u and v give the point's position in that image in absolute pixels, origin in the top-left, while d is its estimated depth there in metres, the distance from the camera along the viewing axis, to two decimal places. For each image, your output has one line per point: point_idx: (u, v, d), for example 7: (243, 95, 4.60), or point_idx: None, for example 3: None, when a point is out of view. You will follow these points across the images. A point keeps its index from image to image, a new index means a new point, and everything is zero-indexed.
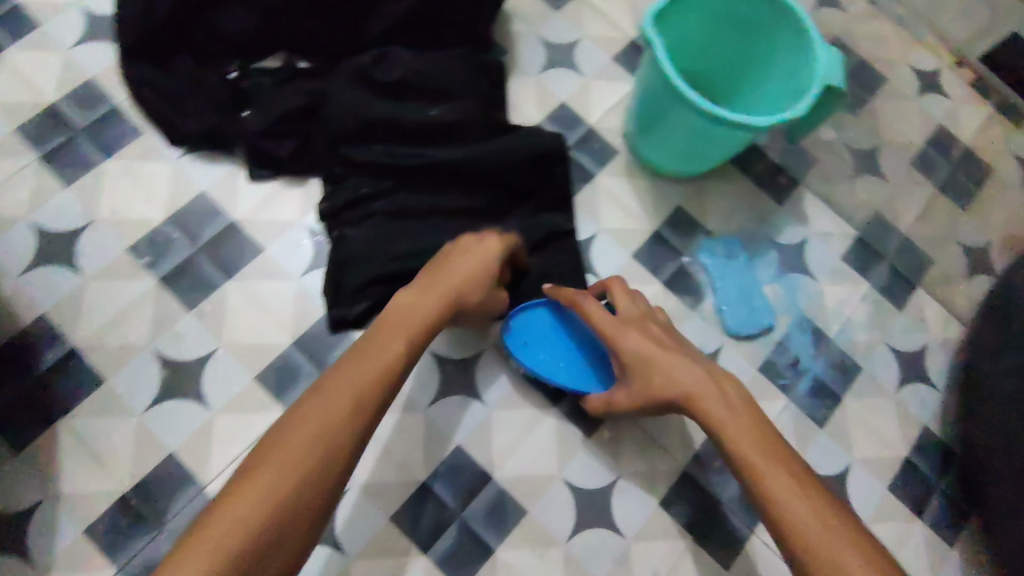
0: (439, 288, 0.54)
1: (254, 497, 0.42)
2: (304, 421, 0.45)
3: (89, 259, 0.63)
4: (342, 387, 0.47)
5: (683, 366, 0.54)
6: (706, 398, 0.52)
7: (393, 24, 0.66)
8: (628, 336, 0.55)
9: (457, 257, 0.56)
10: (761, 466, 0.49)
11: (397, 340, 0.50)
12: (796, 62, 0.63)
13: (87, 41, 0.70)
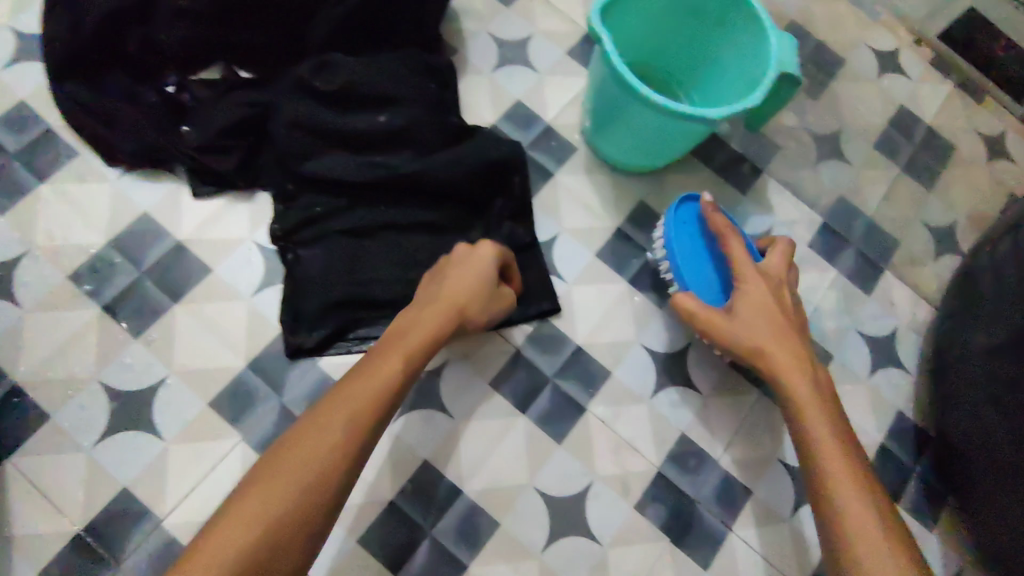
0: (440, 304, 0.53)
1: (244, 514, 0.40)
2: (298, 445, 0.44)
3: (29, 289, 0.60)
4: (343, 408, 0.46)
5: (783, 335, 0.57)
6: (792, 370, 0.55)
7: (332, 30, 0.64)
8: (752, 290, 0.58)
9: (454, 268, 0.56)
10: (820, 435, 0.52)
11: (396, 358, 0.49)
12: (748, 50, 0.62)
13: (15, 60, 0.67)
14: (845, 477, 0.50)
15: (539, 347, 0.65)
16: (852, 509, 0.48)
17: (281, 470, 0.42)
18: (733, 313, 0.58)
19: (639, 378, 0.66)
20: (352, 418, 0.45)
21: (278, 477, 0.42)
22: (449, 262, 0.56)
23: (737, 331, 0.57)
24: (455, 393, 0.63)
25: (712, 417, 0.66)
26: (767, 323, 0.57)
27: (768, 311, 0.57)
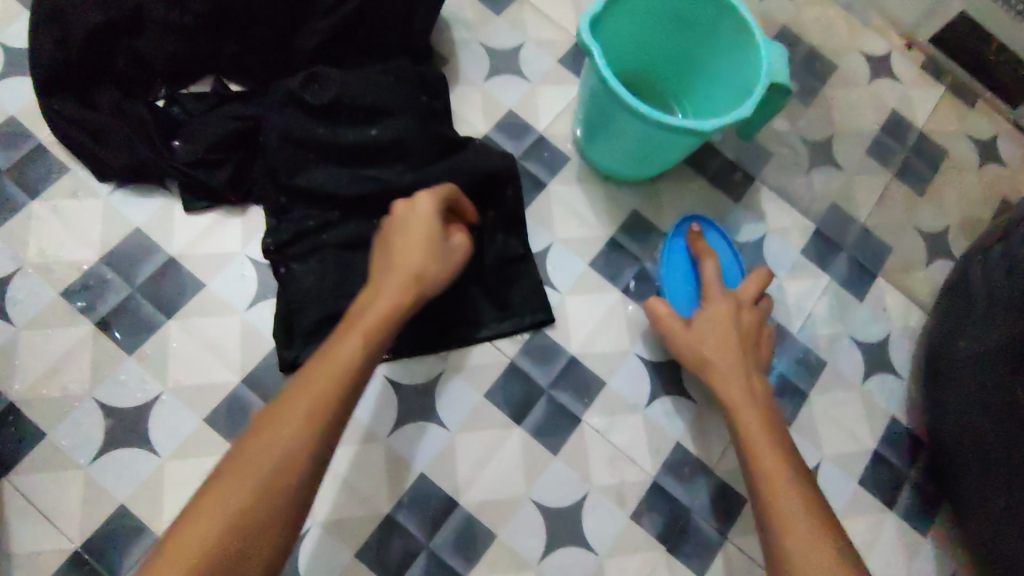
0: (396, 269, 0.52)
1: (216, 508, 0.39)
2: (268, 431, 0.42)
3: (22, 307, 0.60)
4: (310, 387, 0.44)
5: (733, 351, 0.58)
6: (730, 382, 0.57)
7: (321, 43, 0.63)
8: (711, 308, 0.61)
9: (400, 232, 0.54)
10: (756, 442, 0.53)
11: (356, 334, 0.48)
12: (738, 60, 0.62)
13: (4, 76, 0.66)
14: (785, 484, 0.50)
15: (533, 358, 0.66)
16: (784, 505, 0.48)
17: (253, 456, 0.41)
18: (691, 325, 0.60)
19: (634, 388, 0.66)
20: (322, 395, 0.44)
21: (251, 460, 0.41)
22: (399, 224, 0.54)
23: (687, 340, 0.60)
24: (450, 405, 0.63)
25: (706, 426, 0.66)
26: (722, 338, 0.59)
27: (723, 326, 0.59)
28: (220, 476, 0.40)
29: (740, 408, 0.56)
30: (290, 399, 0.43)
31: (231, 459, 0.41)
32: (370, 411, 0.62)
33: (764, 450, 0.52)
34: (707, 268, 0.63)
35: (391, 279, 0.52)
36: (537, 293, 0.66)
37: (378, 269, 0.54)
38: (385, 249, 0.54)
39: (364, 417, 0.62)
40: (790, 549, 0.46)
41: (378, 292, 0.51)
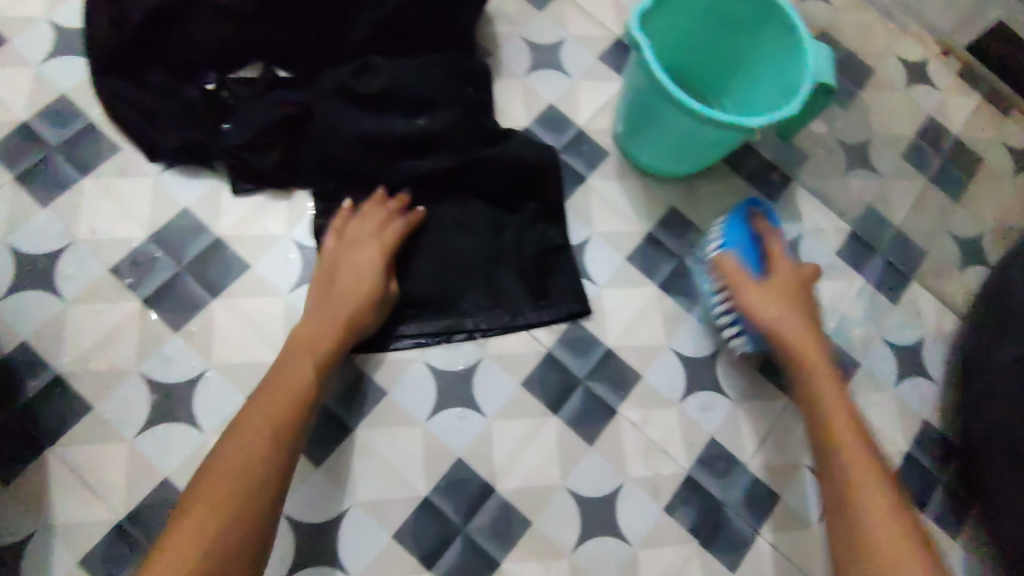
0: (335, 302, 0.58)
1: (193, 529, 0.44)
2: (231, 452, 0.49)
3: (72, 281, 0.61)
4: (259, 413, 0.51)
5: (795, 321, 0.61)
6: (818, 371, 0.59)
7: (373, 33, 0.64)
8: (782, 281, 0.63)
9: (345, 268, 0.59)
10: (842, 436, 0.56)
11: (308, 360, 0.54)
12: (785, 60, 0.63)
13: (58, 55, 0.68)
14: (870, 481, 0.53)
15: (570, 348, 0.66)
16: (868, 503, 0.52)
17: (219, 476, 0.47)
18: (761, 285, 0.62)
19: (669, 382, 0.67)
20: (269, 419, 0.50)
21: (219, 480, 0.47)
22: (345, 262, 0.60)
23: (757, 297, 0.62)
24: (488, 392, 0.64)
25: (741, 422, 0.66)
26: (788, 305, 0.62)
27: (792, 299, 0.62)
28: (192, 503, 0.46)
29: (823, 389, 0.59)
30: (237, 430, 0.50)
31: (195, 482, 0.48)
32: (409, 395, 0.63)
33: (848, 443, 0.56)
34: (776, 240, 0.65)
35: (327, 311, 0.57)
36: (575, 285, 0.67)
37: (315, 297, 0.59)
38: (329, 281, 0.59)
39: (404, 401, 0.63)
40: (877, 544, 0.50)
41: (318, 322, 0.57)
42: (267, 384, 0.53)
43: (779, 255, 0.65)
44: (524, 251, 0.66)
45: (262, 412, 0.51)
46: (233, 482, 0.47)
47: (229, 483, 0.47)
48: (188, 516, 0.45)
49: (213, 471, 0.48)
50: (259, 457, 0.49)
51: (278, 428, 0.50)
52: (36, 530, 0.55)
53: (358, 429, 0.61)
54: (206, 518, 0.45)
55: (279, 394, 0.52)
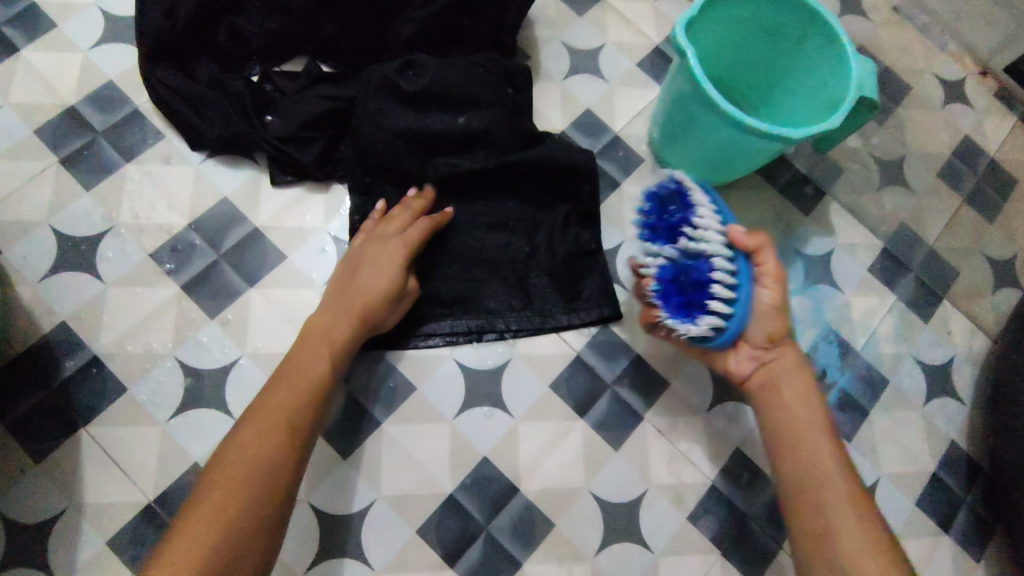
0: (352, 300, 0.57)
1: (206, 523, 0.43)
2: (241, 448, 0.47)
3: (111, 264, 0.62)
4: (270, 407, 0.50)
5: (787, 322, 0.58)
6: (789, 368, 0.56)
7: (418, 30, 0.64)
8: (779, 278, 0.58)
9: (366, 266, 0.59)
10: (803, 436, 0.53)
11: (324, 356, 0.54)
12: (828, 72, 0.63)
13: (106, 42, 0.69)
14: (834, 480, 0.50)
15: (599, 353, 0.66)
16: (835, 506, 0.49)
17: (227, 477, 0.46)
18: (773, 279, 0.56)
19: (697, 391, 0.66)
20: (285, 413, 0.50)
21: (229, 475, 0.46)
22: (366, 259, 0.59)
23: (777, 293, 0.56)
24: (516, 393, 0.64)
25: None
26: None
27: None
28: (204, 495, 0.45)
29: (787, 384, 0.56)
30: (248, 420, 0.49)
31: (204, 474, 0.47)
32: (437, 392, 0.63)
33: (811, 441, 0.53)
34: None
35: (343, 309, 0.57)
36: (606, 290, 0.67)
37: (334, 293, 0.59)
38: (349, 277, 0.59)
39: (432, 398, 0.63)
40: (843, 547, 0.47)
41: (335, 318, 0.56)
42: (281, 377, 0.52)
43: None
44: (557, 254, 0.66)
45: (275, 408, 0.50)
46: (243, 479, 0.46)
47: (237, 479, 0.46)
48: (193, 509, 0.44)
49: (222, 464, 0.46)
50: (273, 453, 0.48)
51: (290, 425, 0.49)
52: (66, 508, 0.56)
53: (386, 423, 0.62)
54: (213, 515, 0.43)
55: (293, 389, 0.51)
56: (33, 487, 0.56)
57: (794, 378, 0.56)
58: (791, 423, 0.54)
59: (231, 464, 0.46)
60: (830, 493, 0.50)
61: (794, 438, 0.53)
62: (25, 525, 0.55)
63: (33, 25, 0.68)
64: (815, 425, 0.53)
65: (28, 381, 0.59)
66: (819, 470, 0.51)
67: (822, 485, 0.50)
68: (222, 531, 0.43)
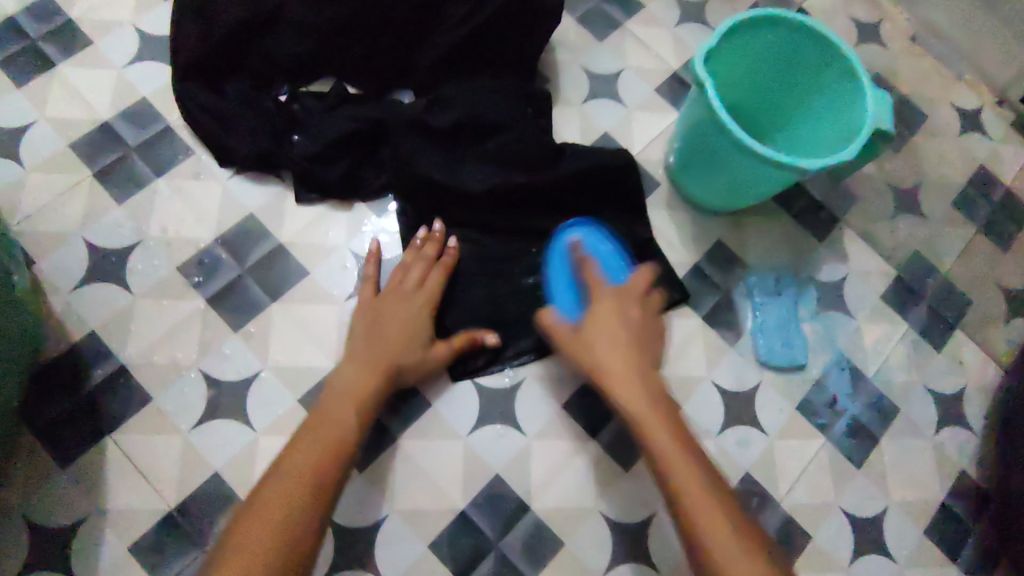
0: (376, 352, 0.58)
1: None
2: (267, 502, 0.47)
3: (140, 276, 0.64)
4: (296, 462, 0.50)
5: (627, 357, 0.54)
6: (622, 385, 0.53)
7: (445, 56, 0.67)
8: (600, 303, 0.57)
9: (390, 316, 0.60)
10: (663, 446, 0.50)
11: (351, 404, 0.54)
12: (845, 104, 0.64)
13: (142, 60, 0.71)
14: (690, 486, 0.48)
15: None
16: (702, 514, 0.46)
17: (256, 532, 0.45)
18: (579, 333, 0.56)
19: (707, 413, 0.67)
20: (314, 462, 0.50)
21: (261, 528, 0.46)
22: (387, 311, 0.60)
23: (588, 348, 0.55)
24: (530, 412, 0.65)
25: (777, 458, 0.67)
26: (613, 338, 0.55)
27: (628, 316, 0.56)
28: (231, 552, 0.45)
29: (623, 393, 0.53)
30: (274, 478, 0.49)
31: (229, 532, 0.47)
32: (452, 410, 0.64)
33: (673, 450, 0.49)
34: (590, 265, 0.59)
35: (368, 358, 0.57)
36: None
37: (356, 341, 0.59)
38: (370, 326, 0.59)
39: (447, 416, 0.64)
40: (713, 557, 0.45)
41: (354, 366, 0.57)
42: (309, 428, 0.53)
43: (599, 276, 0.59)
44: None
45: (303, 459, 0.50)
46: (265, 544, 0.45)
47: (267, 534, 0.45)
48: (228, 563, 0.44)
49: (253, 515, 0.47)
50: (302, 504, 0.48)
51: (318, 475, 0.49)
52: (90, 514, 0.58)
53: (402, 438, 0.63)
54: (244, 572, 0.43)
55: (320, 445, 0.51)
56: (59, 492, 0.58)
57: (629, 393, 0.53)
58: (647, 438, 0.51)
59: (256, 522, 0.46)
60: (692, 505, 0.47)
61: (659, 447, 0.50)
62: (51, 529, 0.57)
63: (71, 42, 0.71)
64: (664, 428, 0.51)
65: (57, 388, 0.60)
66: (671, 464, 0.49)
67: (680, 496, 0.48)
68: None
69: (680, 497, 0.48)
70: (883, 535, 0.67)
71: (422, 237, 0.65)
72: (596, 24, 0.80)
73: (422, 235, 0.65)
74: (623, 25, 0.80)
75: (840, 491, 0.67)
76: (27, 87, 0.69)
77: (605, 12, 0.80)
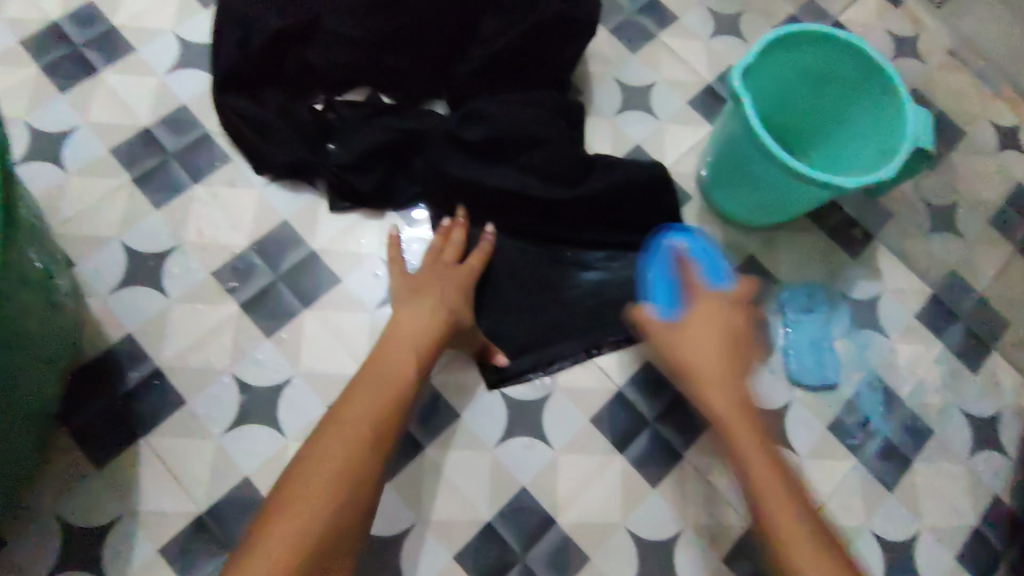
0: (432, 299, 0.59)
1: (301, 504, 0.47)
2: (332, 434, 0.51)
3: (176, 281, 0.65)
4: (359, 402, 0.52)
5: (725, 368, 0.53)
6: (719, 401, 0.52)
7: (479, 68, 0.67)
8: (699, 311, 0.55)
9: (439, 279, 0.61)
10: (757, 471, 0.50)
11: (409, 350, 0.56)
12: (884, 120, 0.63)
13: (182, 67, 0.72)
14: (789, 521, 0.48)
15: (640, 390, 0.67)
16: (796, 545, 0.47)
17: (320, 462, 0.49)
18: (676, 333, 0.55)
19: None
20: (374, 402, 0.52)
21: (326, 460, 0.49)
22: (435, 275, 0.61)
23: (687, 353, 0.54)
24: (557, 425, 0.65)
25: (807, 478, 0.66)
26: (710, 340, 0.54)
27: (722, 323, 0.55)
28: (296, 479, 0.49)
29: (721, 411, 0.52)
30: (339, 414, 0.52)
31: (298, 459, 0.50)
32: (479, 419, 0.65)
33: (772, 484, 0.49)
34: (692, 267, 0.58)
35: (426, 310, 0.58)
36: None
37: (406, 290, 0.61)
38: (423, 281, 0.61)
39: (474, 426, 0.64)
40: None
41: (410, 315, 0.58)
42: (370, 370, 0.55)
43: (698, 278, 0.57)
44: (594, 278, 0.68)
45: (363, 402, 0.52)
46: (330, 472, 0.49)
47: (333, 465, 0.49)
48: (308, 467, 0.49)
49: (329, 429, 0.51)
50: (363, 442, 0.50)
51: (379, 413, 0.52)
52: (123, 514, 0.59)
53: (429, 448, 0.63)
54: (312, 496, 0.48)
55: (381, 382, 0.54)
56: (93, 493, 0.59)
57: (717, 405, 0.52)
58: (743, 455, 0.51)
59: (323, 453, 0.49)
60: (789, 544, 0.47)
61: (754, 469, 0.50)
62: (85, 529, 0.58)
63: (112, 48, 0.72)
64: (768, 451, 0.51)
65: (93, 390, 0.61)
66: (766, 492, 0.49)
67: (773, 524, 0.48)
68: (322, 509, 0.47)
69: (776, 530, 0.48)
70: (914, 561, 0.65)
71: (448, 223, 0.65)
72: (630, 36, 0.79)
73: (447, 222, 0.65)
74: (657, 37, 0.80)
75: (871, 513, 0.66)
76: (71, 93, 0.70)
77: (639, 24, 0.80)
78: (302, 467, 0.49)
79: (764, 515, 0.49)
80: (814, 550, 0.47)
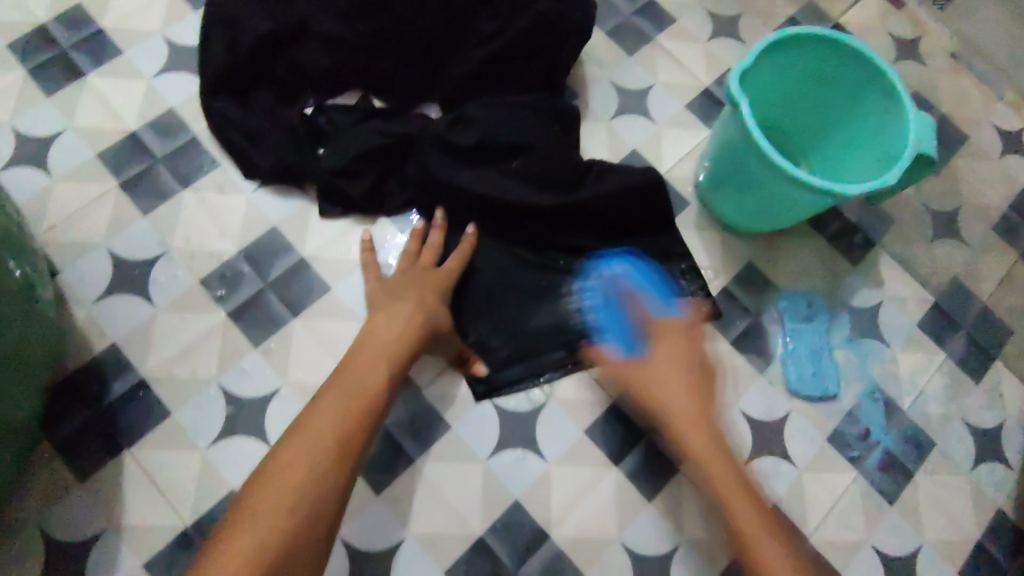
0: (407, 306, 0.58)
1: (262, 516, 0.46)
2: (297, 443, 0.49)
3: (162, 289, 0.64)
4: (328, 411, 0.51)
5: (683, 388, 0.57)
6: (687, 427, 0.56)
7: (472, 71, 0.66)
8: (663, 344, 0.59)
9: (416, 283, 0.60)
10: (730, 493, 0.53)
11: (382, 358, 0.55)
12: (885, 126, 0.62)
13: (170, 70, 0.71)
14: (766, 536, 0.51)
15: None
16: (759, 543, 0.51)
17: (284, 473, 0.48)
18: (648, 364, 0.58)
19: (734, 442, 0.65)
20: (343, 411, 0.51)
21: (290, 471, 0.48)
22: (412, 279, 0.60)
23: (666, 386, 0.57)
24: (551, 436, 0.64)
25: (806, 491, 0.65)
26: (671, 369, 0.57)
27: (687, 353, 0.58)
28: (258, 491, 0.47)
29: (686, 434, 0.56)
30: (306, 422, 0.51)
31: (262, 470, 0.49)
32: (471, 431, 0.63)
33: (739, 500, 0.53)
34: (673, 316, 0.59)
35: (401, 315, 0.58)
36: None
37: (381, 293, 0.60)
38: (398, 286, 0.60)
39: (466, 437, 0.63)
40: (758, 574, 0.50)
41: (384, 321, 0.57)
42: (340, 378, 0.54)
43: (651, 312, 0.61)
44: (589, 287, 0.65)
45: (331, 411, 0.51)
46: (292, 484, 0.47)
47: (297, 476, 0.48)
48: (271, 478, 0.48)
49: (295, 438, 0.50)
50: (330, 451, 0.49)
51: (348, 421, 0.51)
52: (106, 528, 0.57)
53: (419, 460, 0.62)
54: (272, 509, 0.46)
55: (350, 390, 0.53)
56: (75, 507, 0.58)
57: (694, 434, 0.56)
58: (731, 476, 0.54)
59: (287, 463, 0.48)
60: (763, 560, 0.50)
61: (720, 485, 0.54)
62: (66, 544, 0.57)
63: (99, 51, 0.71)
64: (727, 468, 0.54)
65: (76, 401, 0.60)
66: (739, 510, 0.52)
67: (746, 536, 0.51)
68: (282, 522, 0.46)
69: (747, 541, 0.51)
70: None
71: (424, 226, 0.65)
72: (627, 38, 0.78)
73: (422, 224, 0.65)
74: (655, 40, 0.79)
75: (871, 527, 0.65)
76: (57, 96, 0.69)
77: (637, 26, 0.79)
78: (264, 479, 0.48)
79: (733, 527, 0.52)
80: (769, 529, 0.52)
